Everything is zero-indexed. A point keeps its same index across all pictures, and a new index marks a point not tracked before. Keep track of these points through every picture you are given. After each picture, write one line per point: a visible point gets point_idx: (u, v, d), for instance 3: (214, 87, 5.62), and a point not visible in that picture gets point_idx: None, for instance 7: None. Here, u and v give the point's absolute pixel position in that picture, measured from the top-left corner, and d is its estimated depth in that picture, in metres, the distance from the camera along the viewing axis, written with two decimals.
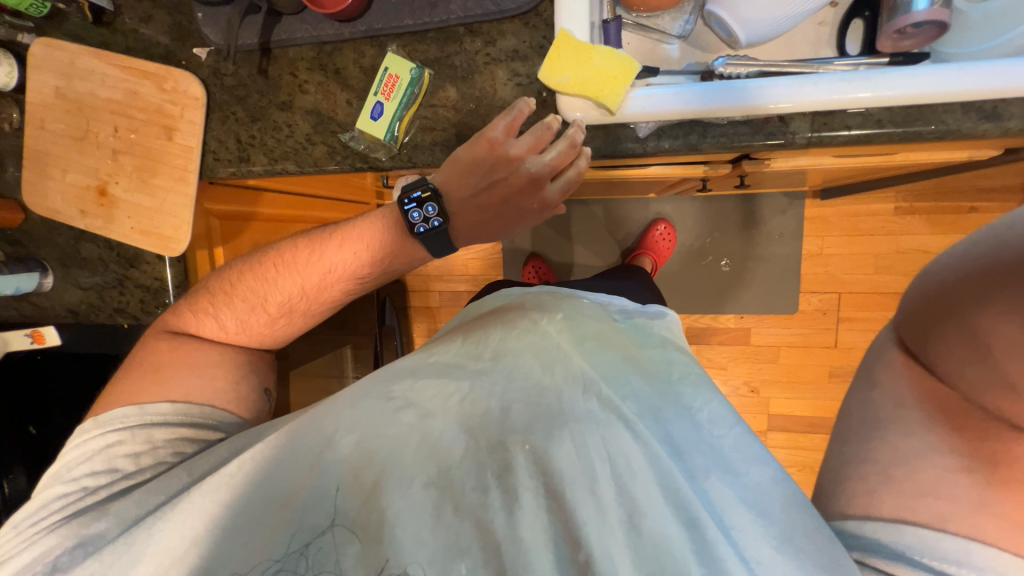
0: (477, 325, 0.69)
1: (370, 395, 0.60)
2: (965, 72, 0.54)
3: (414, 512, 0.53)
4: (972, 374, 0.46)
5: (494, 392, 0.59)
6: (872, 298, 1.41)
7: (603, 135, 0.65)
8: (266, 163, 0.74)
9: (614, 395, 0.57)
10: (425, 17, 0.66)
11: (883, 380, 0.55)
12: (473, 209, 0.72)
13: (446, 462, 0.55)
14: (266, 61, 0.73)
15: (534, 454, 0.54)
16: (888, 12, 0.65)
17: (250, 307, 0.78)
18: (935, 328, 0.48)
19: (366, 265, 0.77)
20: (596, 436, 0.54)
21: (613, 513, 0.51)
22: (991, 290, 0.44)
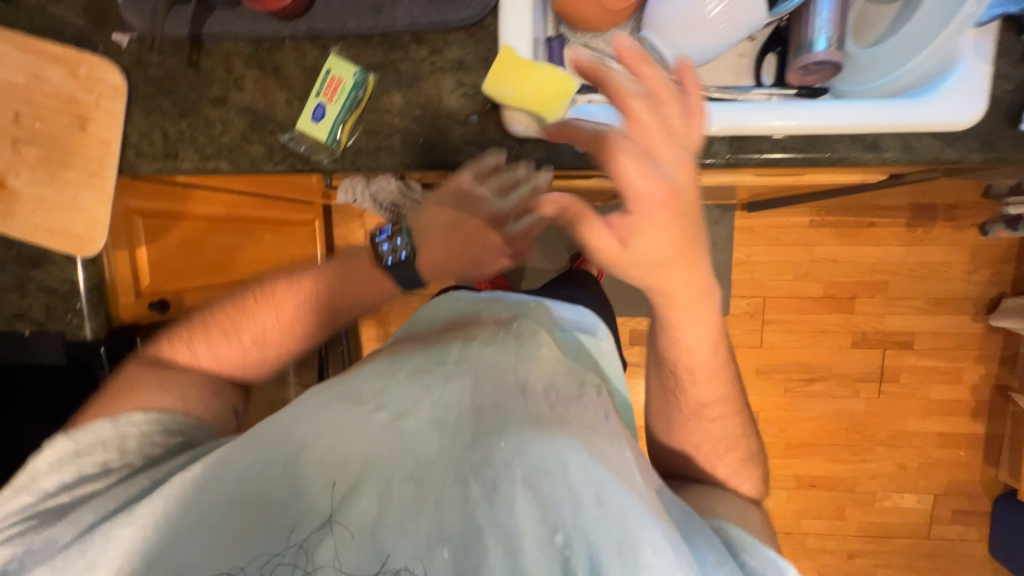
0: (442, 336, 0.76)
1: (342, 402, 0.62)
2: (856, 108, 0.63)
3: (397, 506, 0.53)
4: (675, 417, 0.75)
5: (465, 395, 0.62)
6: (791, 301, 1.71)
7: (546, 147, 0.66)
8: (197, 161, 0.70)
9: (569, 402, 0.63)
10: (369, 22, 0.65)
11: (673, 437, 0.77)
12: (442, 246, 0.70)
13: (424, 457, 0.56)
14: (197, 53, 0.69)
15: (509, 449, 0.55)
16: (795, 50, 0.75)
17: (224, 339, 0.73)
18: (665, 404, 0.76)
19: (345, 302, 0.74)
20: (563, 430, 0.58)
21: (584, 495, 0.52)
22: (670, 376, 0.72)
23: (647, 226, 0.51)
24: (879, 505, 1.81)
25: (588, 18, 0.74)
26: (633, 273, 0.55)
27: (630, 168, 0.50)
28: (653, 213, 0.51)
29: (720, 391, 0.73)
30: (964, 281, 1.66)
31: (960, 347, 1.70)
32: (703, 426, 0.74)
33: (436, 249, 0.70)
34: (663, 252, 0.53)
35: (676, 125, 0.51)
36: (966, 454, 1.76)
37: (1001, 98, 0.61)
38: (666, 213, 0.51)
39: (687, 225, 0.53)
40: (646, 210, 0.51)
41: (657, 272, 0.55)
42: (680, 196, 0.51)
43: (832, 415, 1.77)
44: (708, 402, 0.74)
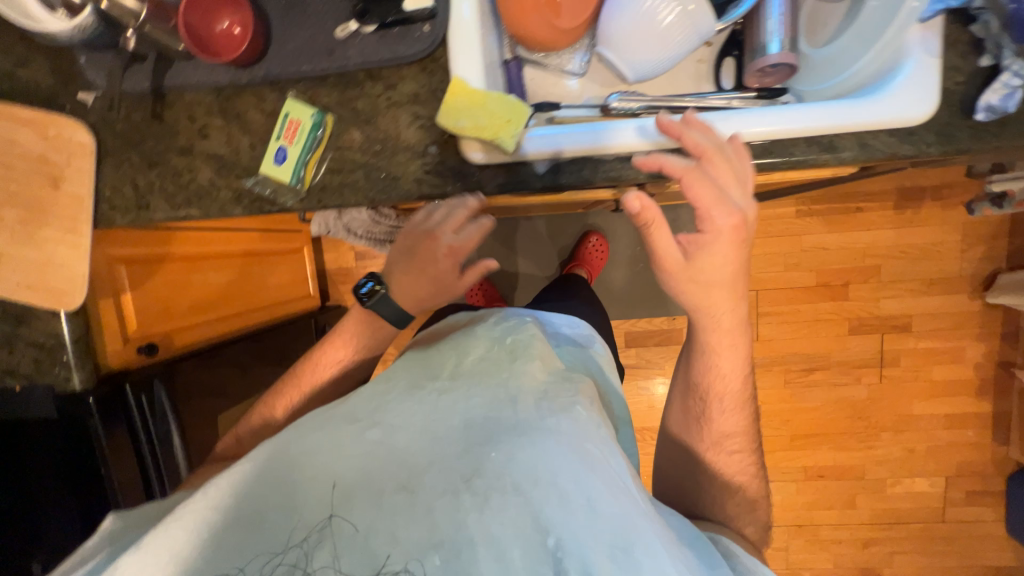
0: (436, 350, 0.76)
1: (338, 420, 0.62)
2: (805, 112, 0.63)
3: (388, 516, 0.52)
4: (691, 440, 0.83)
5: (458, 406, 0.61)
6: (784, 292, 1.70)
7: (505, 173, 0.67)
8: (167, 210, 0.72)
9: (562, 404, 0.61)
10: (323, 63, 0.66)
11: (693, 461, 0.84)
12: (409, 281, 0.71)
13: (417, 469, 0.55)
14: (160, 105, 0.70)
15: (501, 458, 0.55)
16: (750, 54, 0.76)
17: (261, 421, 0.80)
18: (686, 426, 0.84)
19: (343, 344, 0.79)
20: (556, 435, 0.57)
21: (574, 501, 0.52)
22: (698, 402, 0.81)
23: (714, 244, 0.64)
24: (889, 491, 1.79)
25: (541, 38, 0.75)
26: (688, 287, 0.68)
27: (714, 197, 0.61)
28: (722, 236, 0.64)
29: (742, 426, 0.81)
30: (958, 260, 1.65)
31: (959, 326, 1.68)
32: (722, 457, 0.81)
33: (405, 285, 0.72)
34: (719, 271, 0.67)
35: (742, 166, 0.63)
36: (974, 434, 1.74)
37: (953, 91, 0.61)
38: (722, 240, 0.64)
39: (740, 253, 0.66)
40: (720, 233, 0.63)
41: (708, 293, 0.69)
42: (745, 227, 0.64)
43: (835, 404, 1.75)
44: (729, 435, 0.81)
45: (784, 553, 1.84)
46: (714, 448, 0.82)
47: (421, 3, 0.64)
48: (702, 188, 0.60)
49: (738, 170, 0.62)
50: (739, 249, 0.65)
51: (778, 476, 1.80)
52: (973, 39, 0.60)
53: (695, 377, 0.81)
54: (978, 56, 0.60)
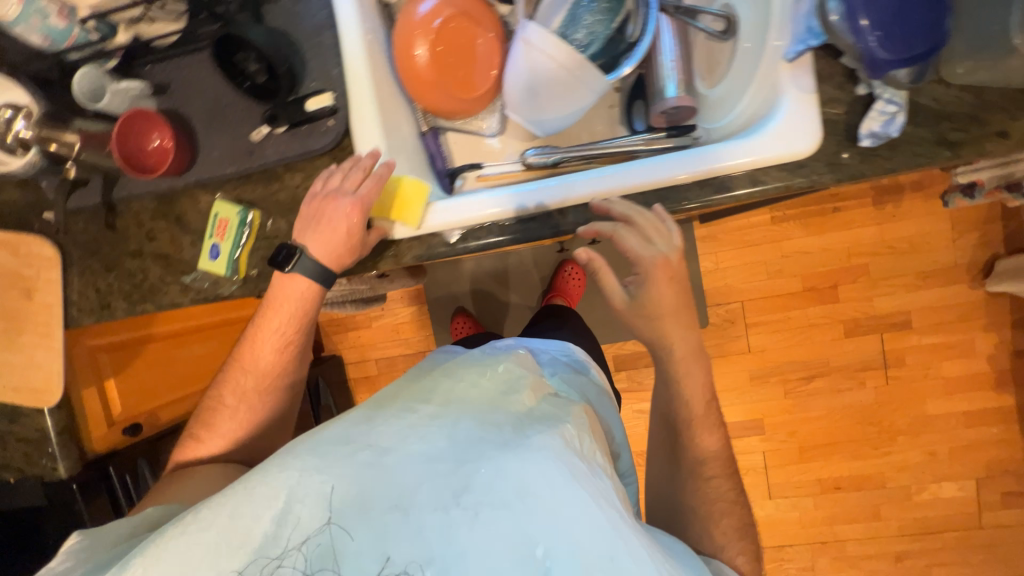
0: (428, 373, 0.73)
1: (331, 440, 0.58)
2: (692, 157, 0.65)
3: (378, 533, 0.51)
4: (667, 468, 0.83)
5: (447, 423, 0.58)
6: (771, 300, 1.67)
7: (418, 244, 0.72)
8: (126, 308, 0.79)
9: (553, 425, 0.59)
10: (245, 163, 0.72)
11: (675, 490, 0.80)
12: (327, 245, 0.67)
13: (406, 488, 0.53)
14: (111, 216, 0.78)
15: (492, 474, 0.53)
16: (652, 97, 0.78)
17: (217, 406, 0.76)
18: (666, 452, 0.83)
19: (278, 319, 0.72)
20: (544, 448, 0.55)
21: (561, 517, 0.50)
22: (670, 430, 0.82)
23: (650, 281, 0.70)
24: (916, 498, 1.68)
25: (450, 109, 0.80)
26: (637, 322, 0.74)
27: (639, 245, 0.66)
28: (651, 272, 0.69)
29: (715, 451, 0.80)
30: (950, 249, 1.58)
31: (964, 318, 1.60)
32: (701, 483, 0.78)
33: (319, 247, 0.67)
34: (661, 307, 0.72)
35: (664, 226, 0.67)
36: (1000, 430, 1.63)
37: (836, 121, 0.62)
38: (658, 275, 0.69)
39: (678, 286, 0.72)
40: (649, 274, 0.69)
41: (656, 323, 0.73)
42: (672, 266, 0.69)
43: (841, 410, 1.68)
44: (703, 461, 0.79)
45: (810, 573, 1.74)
46: (695, 473, 0.79)
47: (322, 101, 0.69)
48: (627, 242, 0.65)
49: (658, 228, 0.66)
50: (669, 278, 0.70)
51: (791, 491, 1.72)
52: (848, 70, 0.61)
53: (666, 406, 0.81)
54: (854, 84, 0.61)
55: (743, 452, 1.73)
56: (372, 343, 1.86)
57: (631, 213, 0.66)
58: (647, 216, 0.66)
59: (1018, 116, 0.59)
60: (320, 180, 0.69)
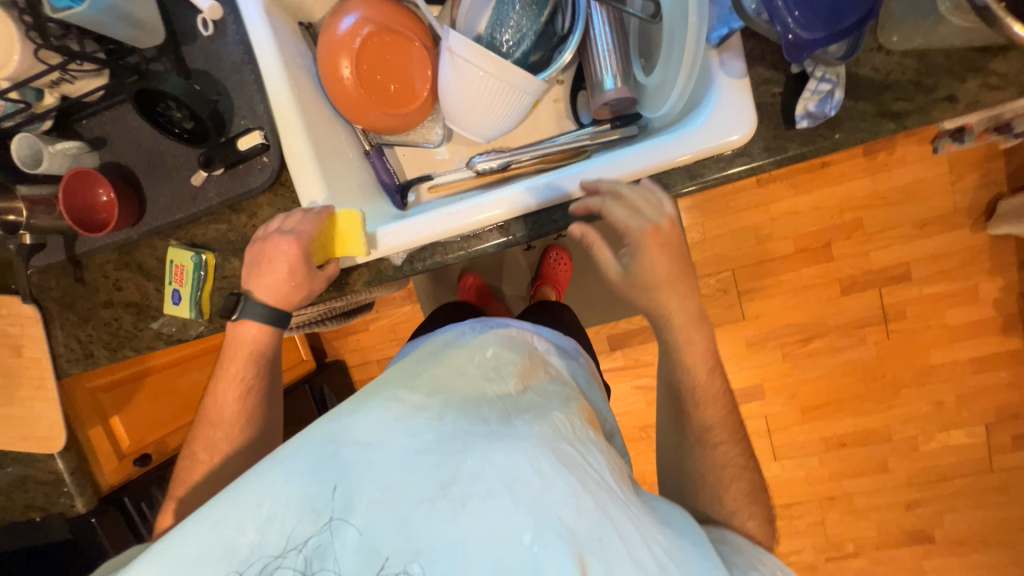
0: (412, 358, 0.70)
1: (313, 440, 0.55)
2: (630, 155, 0.64)
3: (370, 529, 0.49)
4: (675, 436, 0.82)
5: (432, 415, 0.57)
6: (762, 266, 1.63)
7: (368, 270, 0.73)
8: (108, 355, 0.82)
9: (536, 414, 0.59)
10: (191, 208, 0.72)
11: (686, 459, 0.79)
12: (277, 287, 0.68)
13: (393, 481, 0.51)
14: (79, 270, 0.80)
15: (479, 464, 0.51)
16: (593, 88, 0.74)
17: (189, 464, 0.73)
18: (674, 420, 0.81)
19: (238, 365, 0.73)
20: (530, 436, 0.55)
21: (549, 502, 0.50)
22: (675, 398, 0.80)
23: (642, 252, 0.63)
24: (924, 448, 1.67)
25: (388, 126, 0.78)
26: (632, 294, 0.68)
27: (626, 216, 0.61)
28: (643, 241, 0.63)
29: (722, 416, 0.78)
30: (949, 194, 1.51)
31: (967, 264, 1.54)
32: (710, 452, 0.77)
33: (274, 289, 0.68)
34: (656, 277, 0.65)
35: (653, 196, 0.62)
36: (1009, 374, 1.59)
37: (772, 103, 0.59)
38: (654, 243, 0.63)
39: (673, 255, 0.65)
40: (639, 245, 0.63)
41: (652, 294, 0.67)
42: (663, 234, 0.62)
43: (842, 369, 1.66)
44: (710, 430, 0.78)
45: (821, 528, 1.76)
46: (706, 440, 0.78)
47: (252, 140, 0.68)
48: (615, 215, 0.61)
49: (646, 200, 0.61)
50: (669, 246, 0.64)
51: (796, 451, 1.73)
52: (780, 48, 0.58)
53: (670, 374, 0.79)
54: (789, 63, 0.58)
55: (745, 418, 1.74)
56: (371, 345, 1.90)
57: (621, 188, 0.61)
58: (634, 188, 0.62)
59: (966, 78, 0.55)
60: (266, 225, 0.70)
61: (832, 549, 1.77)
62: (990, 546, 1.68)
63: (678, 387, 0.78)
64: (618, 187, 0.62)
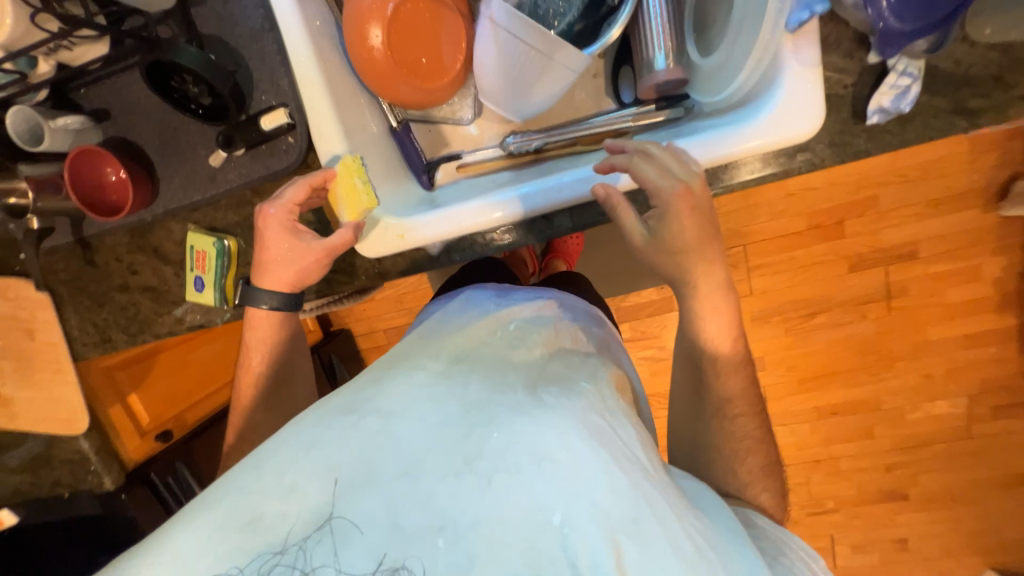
0: (432, 330, 0.64)
1: (334, 410, 0.49)
2: (691, 145, 0.59)
3: (389, 506, 0.43)
4: (685, 411, 0.73)
5: (455, 382, 0.51)
6: (774, 242, 1.62)
7: (402, 259, 0.70)
8: (126, 340, 0.79)
9: (566, 384, 0.52)
10: (210, 189, 0.67)
11: (703, 435, 0.70)
12: (276, 262, 0.65)
13: (417, 453, 0.45)
14: (89, 253, 0.76)
15: (508, 436, 0.45)
16: (642, 66, 0.70)
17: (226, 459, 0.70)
18: (687, 391, 0.72)
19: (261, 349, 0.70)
20: (561, 407, 0.48)
21: (585, 479, 0.43)
22: (690, 367, 0.71)
23: (672, 216, 0.58)
24: (909, 417, 1.75)
25: (418, 103, 0.72)
26: (660, 261, 0.61)
27: (656, 175, 0.58)
28: (674, 205, 0.57)
29: (744, 390, 0.69)
30: (966, 172, 1.50)
31: (973, 244, 1.56)
32: (728, 425, 0.69)
33: (276, 269, 0.66)
34: (684, 243, 0.59)
35: (682, 158, 0.59)
36: (998, 349, 1.65)
37: (844, 96, 0.56)
38: (685, 205, 0.57)
39: (703, 221, 0.59)
40: (669, 208, 0.58)
41: (679, 262, 0.61)
42: (695, 196, 0.57)
43: (841, 342, 1.71)
44: (725, 406, 0.69)
45: (805, 487, 1.84)
46: (723, 410, 0.69)
47: (276, 119, 0.63)
48: (643, 173, 0.58)
49: (674, 161, 0.58)
50: (702, 208, 0.58)
51: (789, 419, 1.80)
52: (859, 34, 0.54)
53: (688, 341, 0.70)
54: (866, 51, 0.54)
55: None
56: (378, 315, 1.87)
57: (652, 150, 0.59)
58: (657, 150, 0.59)
59: None
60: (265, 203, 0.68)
61: (813, 507, 1.87)
62: (960, 505, 1.78)
63: (695, 354, 0.69)
64: (645, 151, 0.60)
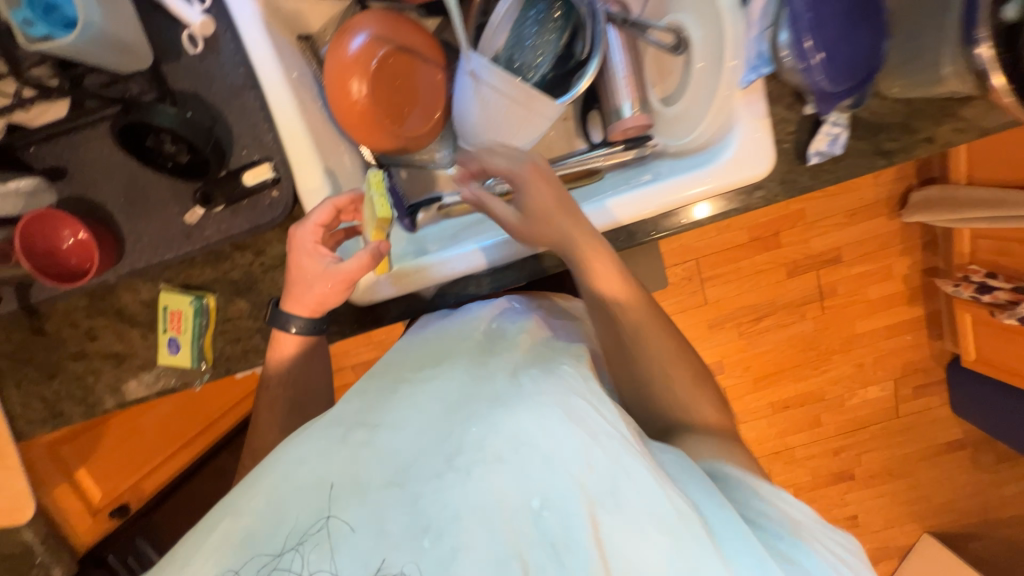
0: (419, 334, 0.62)
1: (326, 423, 0.48)
2: (670, 184, 0.63)
3: (376, 512, 0.42)
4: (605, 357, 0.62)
5: (441, 384, 0.49)
6: (722, 254, 1.76)
7: (395, 305, 0.70)
8: (82, 413, 0.72)
9: (546, 367, 0.50)
10: (185, 247, 0.64)
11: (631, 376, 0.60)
12: (303, 285, 0.62)
13: (406, 458, 0.44)
14: (38, 320, 0.69)
15: (486, 429, 0.44)
16: (610, 114, 0.77)
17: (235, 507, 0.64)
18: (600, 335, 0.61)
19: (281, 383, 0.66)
20: (540, 394, 0.46)
21: (562, 462, 0.42)
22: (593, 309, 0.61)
23: (527, 189, 0.59)
24: (848, 404, 1.93)
25: (401, 149, 0.74)
26: (533, 241, 0.60)
27: (505, 162, 0.61)
28: (517, 176, 0.59)
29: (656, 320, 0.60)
30: (874, 186, 1.72)
31: (884, 248, 1.79)
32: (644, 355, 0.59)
33: (302, 294, 0.62)
34: (547, 210, 0.58)
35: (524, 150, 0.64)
36: (913, 337, 1.88)
37: (787, 141, 0.64)
38: (530, 177, 0.59)
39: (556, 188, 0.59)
40: (518, 181, 0.59)
41: (551, 233, 0.58)
42: (542, 167, 0.60)
43: (787, 341, 1.87)
44: (669, 380, 0.59)
45: None
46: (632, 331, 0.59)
47: (260, 174, 0.62)
48: (493, 162, 0.62)
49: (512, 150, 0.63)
50: (549, 180, 0.59)
51: (750, 416, 1.93)
52: (795, 90, 0.63)
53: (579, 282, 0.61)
54: (803, 104, 0.63)
55: None
56: (345, 352, 1.76)
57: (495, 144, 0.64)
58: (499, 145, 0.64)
59: (942, 122, 0.63)
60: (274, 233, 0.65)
61: None
62: (898, 479, 1.96)
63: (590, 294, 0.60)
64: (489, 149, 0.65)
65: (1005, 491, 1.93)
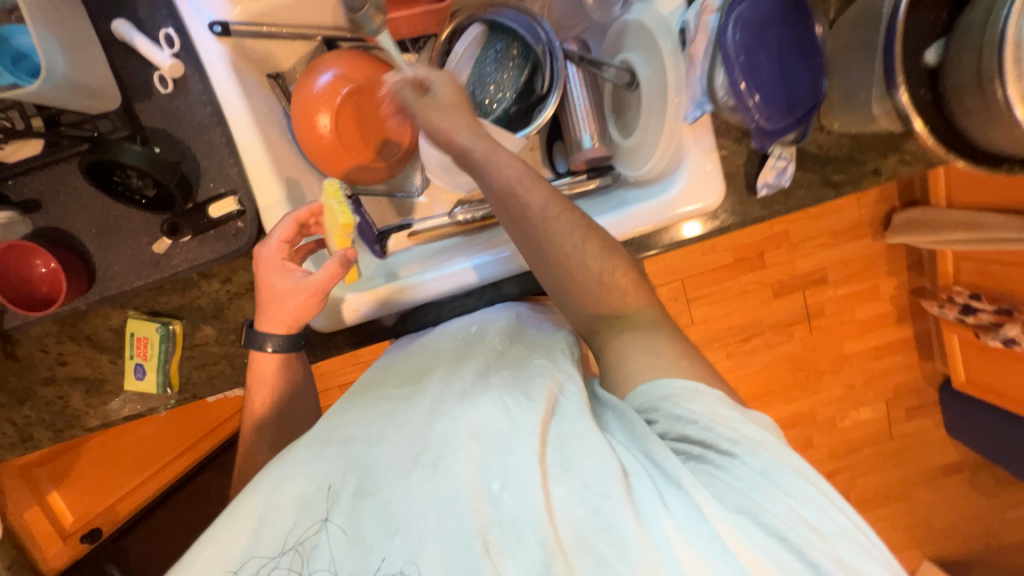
0: (407, 348, 0.65)
1: (309, 438, 0.51)
2: (625, 214, 0.65)
3: (361, 514, 0.44)
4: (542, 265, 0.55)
5: (417, 394, 0.53)
6: (708, 275, 1.75)
7: (359, 330, 0.71)
8: (51, 436, 0.73)
9: (515, 367, 0.54)
10: (153, 275, 0.66)
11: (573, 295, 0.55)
12: (275, 301, 0.62)
13: (380, 462, 0.46)
14: (9, 345, 0.70)
15: (448, 421, 0.47)
16: (573, 144, 0.80)
17: None
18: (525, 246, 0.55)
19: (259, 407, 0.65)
20: (495, 391, 0.49)
21: (516, 445, 0.44)
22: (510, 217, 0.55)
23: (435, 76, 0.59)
24: (841, 425, 1.90)
25: (368, 179, 0.77)
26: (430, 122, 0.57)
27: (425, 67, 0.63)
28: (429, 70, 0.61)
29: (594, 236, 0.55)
30: (856, 208, 1.74)
31: (870, 268, 1.79)
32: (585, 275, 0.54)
33: (275, 312, 0.63)
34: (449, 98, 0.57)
35: None
36: (903, 357, 1.86)
37: (738, 172, 0.66)
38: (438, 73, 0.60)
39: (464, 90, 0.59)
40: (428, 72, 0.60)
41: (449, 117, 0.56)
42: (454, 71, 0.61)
43: (777, 362, 1.85)
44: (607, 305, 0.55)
45: None
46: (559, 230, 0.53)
47: (225, 206, 0.64)
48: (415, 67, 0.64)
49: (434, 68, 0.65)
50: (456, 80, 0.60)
51: None
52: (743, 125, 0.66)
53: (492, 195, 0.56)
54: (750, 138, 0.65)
55: None
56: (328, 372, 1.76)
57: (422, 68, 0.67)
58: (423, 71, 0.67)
59: (887, 154, 0.65)
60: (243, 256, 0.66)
61: None
62: (897, 503, 1.91)
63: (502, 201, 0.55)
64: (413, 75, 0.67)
65: (1007, 515, 1.89)
